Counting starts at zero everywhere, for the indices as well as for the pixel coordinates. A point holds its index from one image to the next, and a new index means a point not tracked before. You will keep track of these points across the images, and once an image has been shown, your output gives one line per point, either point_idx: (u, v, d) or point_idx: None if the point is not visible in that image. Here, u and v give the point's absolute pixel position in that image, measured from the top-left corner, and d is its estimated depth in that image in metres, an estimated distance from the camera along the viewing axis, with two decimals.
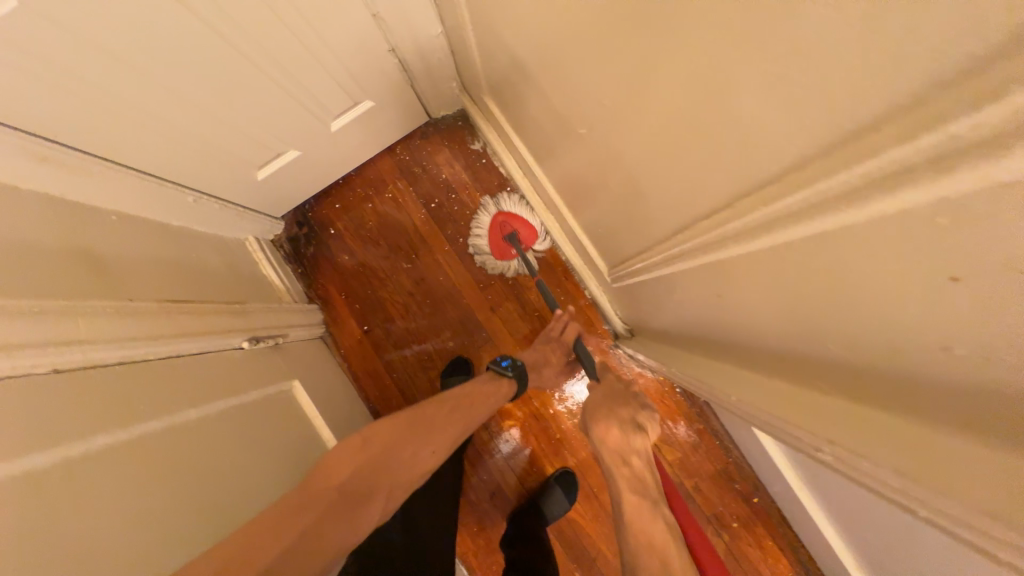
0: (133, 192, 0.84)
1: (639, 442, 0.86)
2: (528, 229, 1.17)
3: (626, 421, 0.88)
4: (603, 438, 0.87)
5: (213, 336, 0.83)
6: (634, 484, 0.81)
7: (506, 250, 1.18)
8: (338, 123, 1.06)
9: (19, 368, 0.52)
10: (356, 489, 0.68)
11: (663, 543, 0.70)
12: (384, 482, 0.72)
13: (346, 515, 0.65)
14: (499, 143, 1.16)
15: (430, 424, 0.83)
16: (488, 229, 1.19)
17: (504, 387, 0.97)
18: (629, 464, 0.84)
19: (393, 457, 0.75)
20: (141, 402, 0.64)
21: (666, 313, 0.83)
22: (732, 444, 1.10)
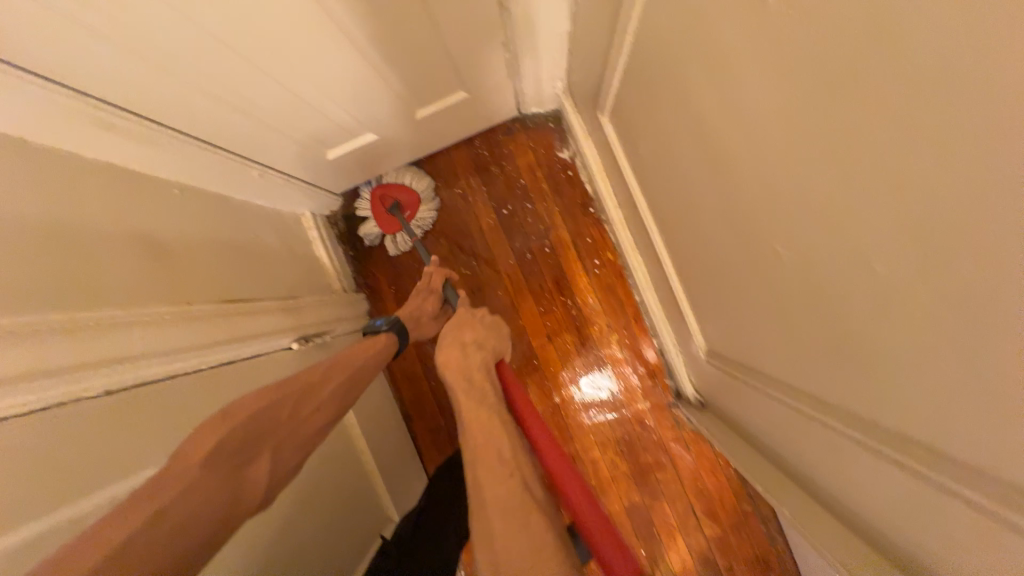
0: (198, 166, 0.75)
1: (480, 361, 0.70)
2: (411, 197, 1.09)
3: (466, 345, 0.73)
4: (442, 361, 0.70)
5: (264, 339, 0.76)
6: (475, 395, 0.62)
7: (391, 224, 1.09)
8: (424, 113, 0.95)
9: (72, 395, 0.46)
10: (241, 449, 0.49)
11: (492, 430, 0.53)
12: (270, 443, 0.52)
13: (223, 487, 0.45)
14: (594, 160, 1.02)
15: (320, 382, 0.63)
16: (367, 204, 1.09)
17: (379, 344, 0.78)
18: (469, 377, 0.66)
19: (284, 409, 0.56)
20: (191, 423, 0.59)
21: (750, 413, 0.73)
22: (778, 534, 1.02)
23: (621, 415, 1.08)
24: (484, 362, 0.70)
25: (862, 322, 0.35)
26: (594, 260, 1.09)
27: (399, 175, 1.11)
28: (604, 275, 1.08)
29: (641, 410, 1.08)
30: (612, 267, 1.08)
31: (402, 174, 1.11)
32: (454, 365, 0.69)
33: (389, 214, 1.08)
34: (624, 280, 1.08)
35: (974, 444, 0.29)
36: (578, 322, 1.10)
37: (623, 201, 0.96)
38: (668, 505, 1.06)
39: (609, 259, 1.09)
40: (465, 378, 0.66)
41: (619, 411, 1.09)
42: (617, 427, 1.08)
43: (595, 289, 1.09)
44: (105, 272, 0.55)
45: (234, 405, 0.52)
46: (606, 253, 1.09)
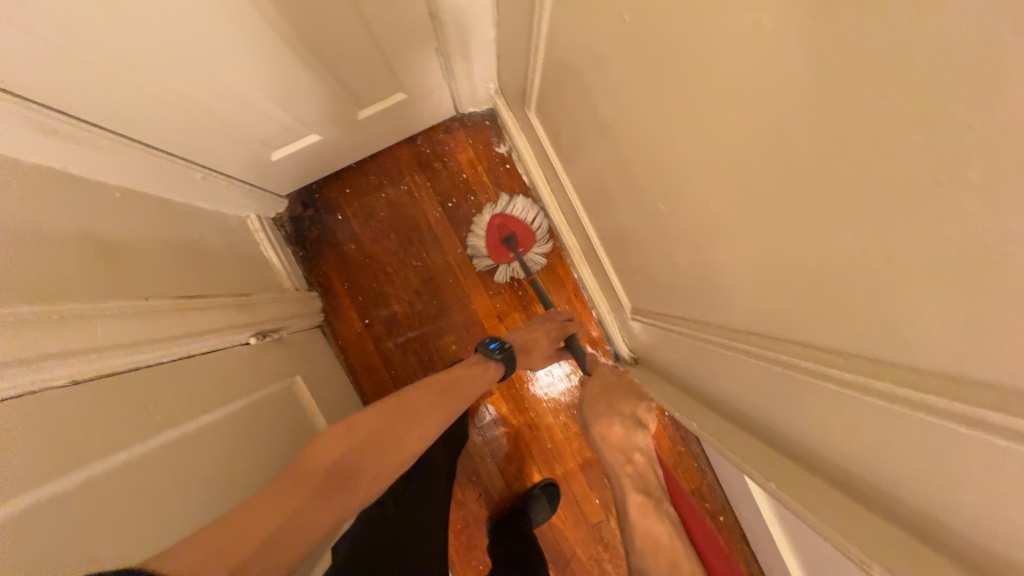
0: (137, 168, 0.76)
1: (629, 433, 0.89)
2: (528, 232, 1.15)
3: (622, 413, 0.91)
4: (605, 432, 0.89)
5: (222, 334, 0.79)
6: (636, 481, 0.84)
7: (503, 253, 1.16)
8: (366, 113, 1.00)
9: (39, 382, 0.48)
10: (349, 470, 0.63)
11: (641, 515, 0.79)
12: (369, 468, 0.67)
13: (331, 493, 0.59)
14: (528, 153, 1.13)
15: (416, 408, 0.79)
16: (485, 233, 1.16)
17: (490, 369, 0.95)
18: (631, 460, 0.87)
19: (390, 438, 0.72)
20: (158, 410, 0.62)
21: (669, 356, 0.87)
22: (708, 467, 1.18)
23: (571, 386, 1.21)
24: (643, 443, 0.89)
25: None
26: (536, 243, 1.20)
27: (525, 209, 1.16)
28: (545, 257, 1.20)
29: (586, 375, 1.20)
30: (551, 249, 1.20)
31: (527, 209, 1.16)
32: (614, 440, 0.88)
33: (502, 245, 1.14)
34: (563, 260, 1.20)
35: None
36: (525, 301, 1.20)
37: (556, 188, 1.08)
38: None
39: (548, 242, 1.20)
40: (624, 454, 0.87)
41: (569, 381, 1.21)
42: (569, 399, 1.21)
43: (538, 270, 1.20)
44: (60, 270, 0.56)
45: (327, 442, 0.65)
46: None
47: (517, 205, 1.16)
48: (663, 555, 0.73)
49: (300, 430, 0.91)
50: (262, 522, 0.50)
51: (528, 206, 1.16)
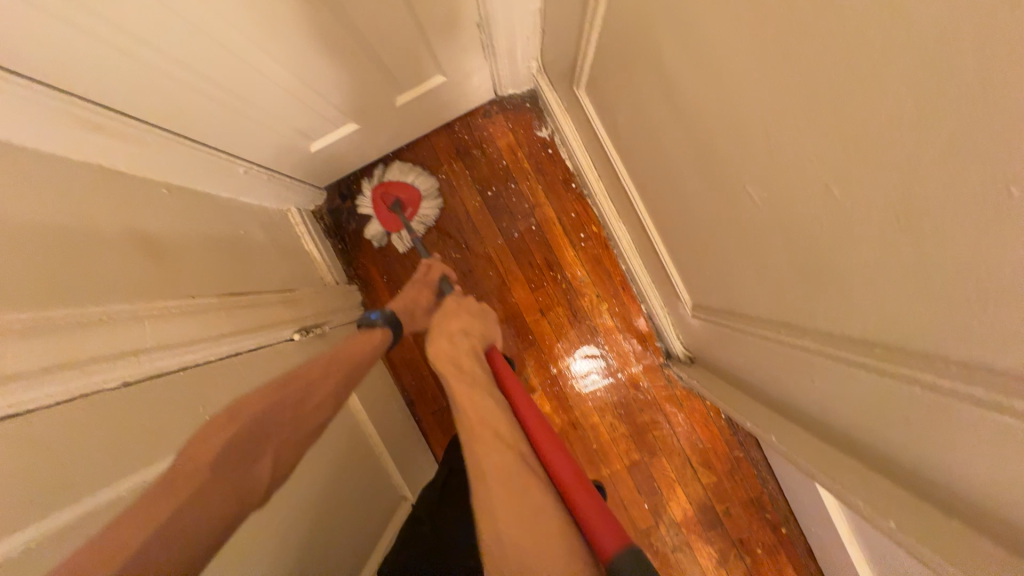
0: (181, 161, 0.75)
1: (468, 348, 0.69)
2: (413, 195, 1.12)
3: (453, 334, 0.72)
4: (433, 350, 0.69)
5: (267, 330, 0.78)
6: (466, 378, 0.61)
7: (391, 221, 1.13)
8: (404, 100, 0.96)
9: (91, 387, 0.47)
10: (243, 448, 0.52)
11: (491, 425, 0.49)
12: (269, 441, 0.55)
13: (233, 483, 0.49)
14: (574, 137, 1.06)
15: (309, 382, 0.64)
16: (370, 204, 1.12)
17: (377, 336, 0.79)
18: (460, 366, 0.64)
19: (276, 407, 0.58)
20: (207, 411, 0.61)
21: (736, 358, 0.78)
22: (769, 476, 1.09)
23: (616, 380, 1.13)
24: (472, 351, 0.68)
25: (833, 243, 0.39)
26: (580, 233, 1.13)
27: (404, 173, 1.12)
28: (591, 247, 1.12)
29: (634, 373, 1.13)
30: (597, 239, 1.12)
31: (407, 172, 1.13)
32: (440, 356, 0.67)
33: (391, 213, 1.12)
34: (610, 251, 1.12)
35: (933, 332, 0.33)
36: (569, 295, 1.14)
37: (605, 173, 0.99)
38: (666, 460, 1.12)
39: (594, 232, 1.12)
40: (454, 364, 0.64)
41: (613, 375, 1.13)
42: (615, 396, 1.14)
43: (583, 262, 1.13)
44: (109, 270, 0.55)
45: (230, 413, 0.54)
46: (590, 225, 1.12)
47: (394, 172, 1.12)
48: (487, 433, 0.48)
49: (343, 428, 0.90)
50: (176, 518, 0.43)
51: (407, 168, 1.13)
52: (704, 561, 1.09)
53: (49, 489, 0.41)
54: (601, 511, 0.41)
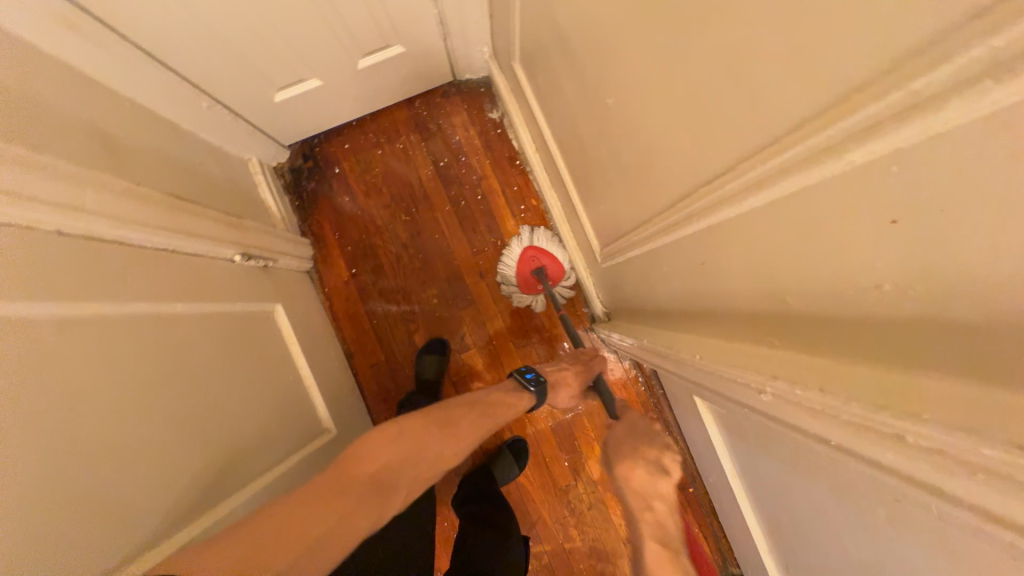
0: (147, 83, 0.83)
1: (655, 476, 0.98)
2: (558, 270, 1.19)
3: (647, 459, 1.03)
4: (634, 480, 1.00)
5: (208, 242, 0.83)
6: (655, 531, 0.96)
7: (533, 285, 1.20)
8: (365, 63, 1.07)
9: (24, 220, 0.52)
10: (387, 477, 0.63)
11: (657, 544, 0.95)
12: (405, 483, 0.66)
13: (379, 496, 0.60)
14: (518, 116, 1.19)
15: (470, 422, 0.81)
16: (516, 263, 1.20)
17: (526, 400, 0.94)
18: (653, 509, 0.99)
19: (417, 452, 0.70)
20: (133, 282, 0.65)
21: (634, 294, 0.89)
22: (679, 436, 1.18)
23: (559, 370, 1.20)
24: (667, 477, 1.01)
25: None
26: (521, 204, 1.24)
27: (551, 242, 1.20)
28: (529, 218, 1.24)
29: (562, 337, 1.22)
30: (536, 211, 1.24)
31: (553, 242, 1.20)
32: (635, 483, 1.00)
33: (533, 276, 1.18)
34: (546, 222, 1.23)
35: None
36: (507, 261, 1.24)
37: (540, 146, 1.12)
38: (584, 421, 1.21)
39: (533, 204, 1.24)
40: (646, 503, 1.00)
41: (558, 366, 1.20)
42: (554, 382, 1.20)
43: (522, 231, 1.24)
44: (56, 138, 0.61)
45: (377, 435, 0.67)
46: (530, 199, 1.24)
47: (540, 236, 1.20)
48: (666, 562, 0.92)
49: (273, 350, 0.94)
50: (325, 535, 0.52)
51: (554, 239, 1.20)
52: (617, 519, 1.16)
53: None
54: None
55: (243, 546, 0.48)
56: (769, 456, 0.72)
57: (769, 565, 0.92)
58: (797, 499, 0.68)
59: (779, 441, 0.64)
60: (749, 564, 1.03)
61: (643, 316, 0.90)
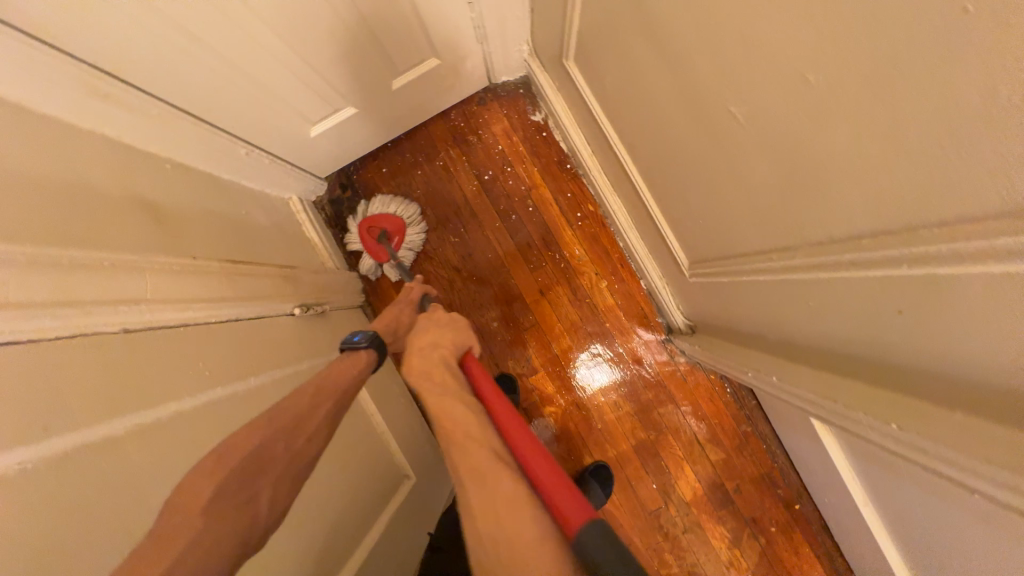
0: (185, 140, 0.77)
1: (439, 358, 0.63)
2: (395, 223, 1.13)
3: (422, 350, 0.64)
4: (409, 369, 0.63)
5: (267, 301, 0.79)
6: (440, 400, 0.55)
7: (379, 252, 1.12)
8: (399, 82, 0.98)
9: (91, 329, 0.48)
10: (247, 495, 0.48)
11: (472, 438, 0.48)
12: (266, 476, 0.51)
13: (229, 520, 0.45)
14: (567, 116, 1.08)
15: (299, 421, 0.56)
16: (359, 238, 1.13)
17: (364, 360, 0.71)
18: (436, 379, 0.59)
19: (266, 446, 0.52)
20: (206, 368, 0.61)
21: (725, 313, 0.78)
22: (779, 449, 1.07)
23: (630, 378, 1.12)
24: (444, 363, 0.62)
25: (804, 144, 0.39)
26: (577, 212, 1.14)
27: (384, 205, 1.14)
28: (588, 225, 1.13)
29: (637, 351, 1.12)
30: (594, 217, 1.13)
31: (387, 204, 1.14)
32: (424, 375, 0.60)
33: (378, 244, 1.12)
34: (607, 228, 1.13)
35: (904, 208, 0.33)
36: (568, 274, 1.14)
37: (598, 147, 1.01)
38: (671, 440, 1.10)
39: (590, 210, 1.14)
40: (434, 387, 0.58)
41: (629, 373, 1.12)
42: (629, 392, 1.12)
43: (581, 240, 1.14)
44: (114, 225, 0.56)
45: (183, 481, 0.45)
46: (587, 204, 1.14)
47: (375, 204, 1.13)
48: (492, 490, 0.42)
49: None
50: None
51: (387, 201, 1.14)
52: (718, 542, 1.07)
53: (38, 420, 0.40)
54: (564, 486, 0.42)
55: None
56: (914, 486, 0.62)
57: None
58: (952, 534, 0.58)
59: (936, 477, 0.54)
60: None
61: (736, 333, 0.79)
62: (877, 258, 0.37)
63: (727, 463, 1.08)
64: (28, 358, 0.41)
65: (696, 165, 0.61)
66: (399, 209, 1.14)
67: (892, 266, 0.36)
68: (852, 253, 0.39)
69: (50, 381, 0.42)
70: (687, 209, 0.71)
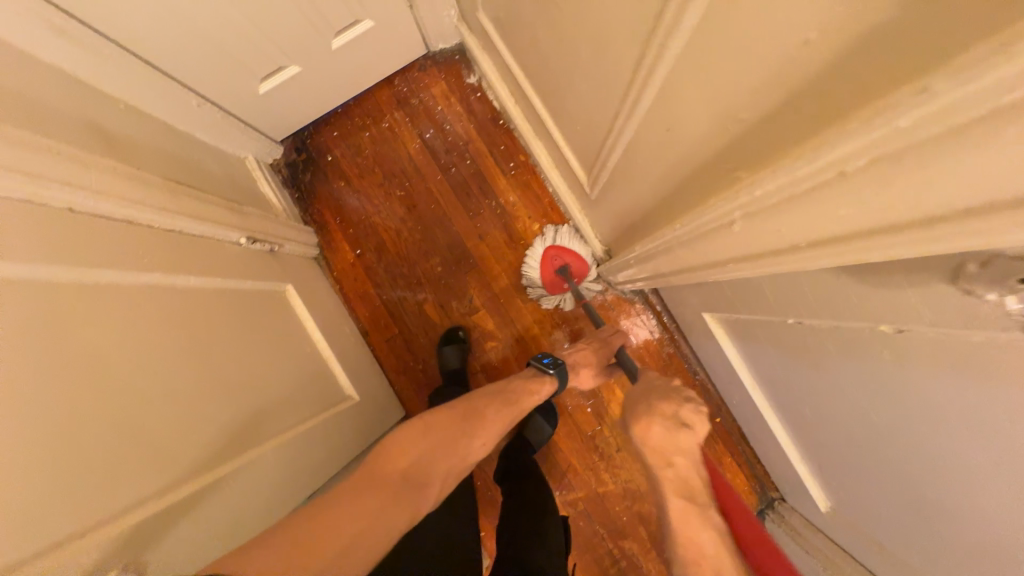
0: (139, 84, 0.87)
1: (680, 440, 0.82)
2: (582, 266, 1.18)
3: (667, 416, 0.84)
4: (643, 433, 0.83)
5: (214, 225, 0.88)
6: (680, 489, 0.76)
7: (558, 286, 1.19)
8: (338, 43, 1.09)
9: (38, 198, 0.57)
10: (419, 474, 0.66)
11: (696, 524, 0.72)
12: (450, 461, 0.72)
13: (404, 504, 0.61)
14: (494, 74, 1.20)
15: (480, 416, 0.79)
16: (539, 266, 1.20)
17: (546, 383, 0.95)
18: (674, 464, 0.80)
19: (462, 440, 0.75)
20: (147, 258, 0.70)
21: (618, 218, 0.89)
22: (700, 368, 1.16)
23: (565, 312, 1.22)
24: (683, 446, 0.81)
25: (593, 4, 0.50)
26: (510, 162, 1.26)
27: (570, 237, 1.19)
28: (520, 174, 1.25)
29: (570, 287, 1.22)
30: (525, 166, 1.25)
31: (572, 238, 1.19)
32: (654, 443, 0.82)
33: (559, 277, 1.18)
34: (538, 176, 1.24)
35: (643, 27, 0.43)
36: (504, 220, 1.25)
37: (519, 96, 1.13)
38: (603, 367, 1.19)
39: (522, 160, 1.25)
40: (670, 466, 0.80)
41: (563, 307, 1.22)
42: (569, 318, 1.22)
43: (514, 187, 1.25)
44: (57, 130, 0.66)
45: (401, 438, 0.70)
46: (518, 155, 1.25)
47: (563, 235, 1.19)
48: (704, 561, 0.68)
49: (289, 324, 0.98)
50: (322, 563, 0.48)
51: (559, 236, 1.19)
52: None
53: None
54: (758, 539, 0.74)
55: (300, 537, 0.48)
56: (802, 362, 0.67)
57: (805, 474, 0.90)
58: (837, 398, 0.63)
59: (804, 334, 0.60)
60: (787, 484, 1.01)
61: (630, 238, 0.89)
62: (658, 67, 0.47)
63: None
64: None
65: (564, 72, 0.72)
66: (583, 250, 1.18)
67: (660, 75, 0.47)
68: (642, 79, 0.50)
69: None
70: (573, 122, 0.82)
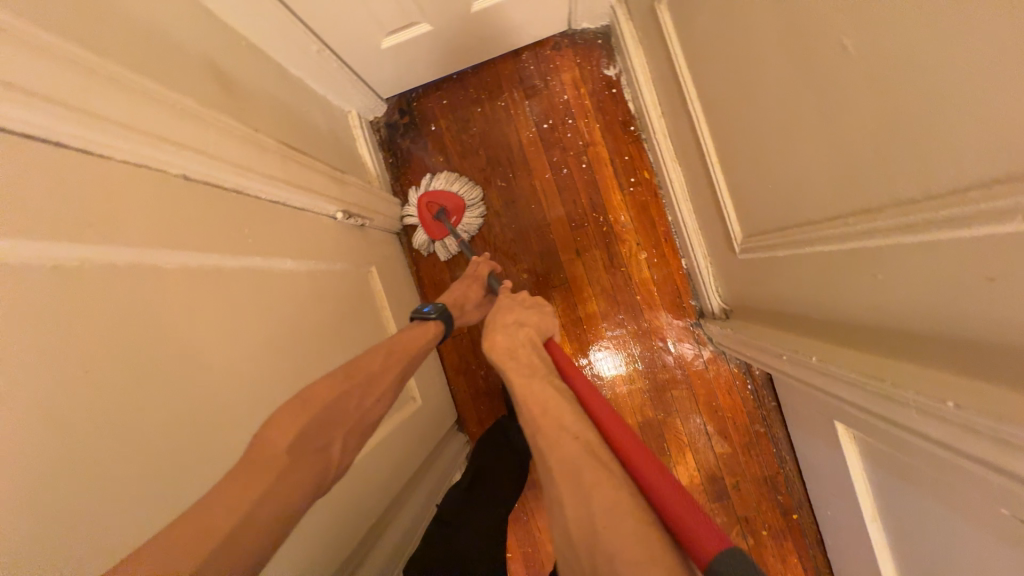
0: (265, 22, 0.77)
1: (526, 338, 0.64)
2: (454, 202, 1.12)
3: (508, 326, 0.67)
4: (489, 343, 0.63)
5: (315, 196, 0.80)
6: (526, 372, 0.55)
7: (433, 227, 1.13)
8: (479, 5, 0.96)
9: (154, 164, 0.49)
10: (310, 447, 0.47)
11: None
12: (340, 426, 0.52)
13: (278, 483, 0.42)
14: (642, 74, 1.03)
15: (370, 370, 0.60)
16: (416, 210, 1.14)
17: (432, 329, 0.76)
18: (518, 359, 0.59)
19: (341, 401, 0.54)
20: (252, 238, 0.62)
21: (766, 293, 0.74)
22: (789, 456, 1.04)
23: (650, 357, 1.10)
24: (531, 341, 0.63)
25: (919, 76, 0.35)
26: (631, 176, 1.11)
27: (447, 180, 1.13)
28: (639, 193, 1.10)
29: (664, 331, 1.10)
30: (647, 185, 1.10)
31: (449, 180, 1.13)
32: (504, 352, 0.60)
33: (436, 220, 1.12)
34: (659, 199, 1.10)
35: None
36: (609, 240, 1.11)
37: (670, 108, 0.97)
38: (678, 425, 1.08)
39: (645, 178, 1.10)
40: (513, 359, 0.59)
41: (649, 351, 1.10)
42: (646, 370, 1.10)
43: (629, 206, 1.11)
44: (181, 77, 0.57)
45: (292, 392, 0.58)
46: (642, 170, 1.10)
47: (438, 180, 1.13)
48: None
49: (368, 313, 0.91)
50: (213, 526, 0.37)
51: (450, 176, 1.13)
52: None
53: (95, 225, 0.42)
54: None
55: (172, 548, 0.34)
56: (952, 517, 0.57)
57: None
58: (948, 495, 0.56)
59: (985, 505, 0.50)
60: None
61: (774, 320, 0.75)
62: (995, 208, 0.33)
63: (732, 461, 1.06)
64: (91, 166, 0.43)
65: (776, 121, 0.57)
66: (458, 188, 1.13)
67: (1001, 221, 0.33)
68: (962, 206, 0.35)
69: (105, 191, 0.43)
70: (755, 175, 0.66)
